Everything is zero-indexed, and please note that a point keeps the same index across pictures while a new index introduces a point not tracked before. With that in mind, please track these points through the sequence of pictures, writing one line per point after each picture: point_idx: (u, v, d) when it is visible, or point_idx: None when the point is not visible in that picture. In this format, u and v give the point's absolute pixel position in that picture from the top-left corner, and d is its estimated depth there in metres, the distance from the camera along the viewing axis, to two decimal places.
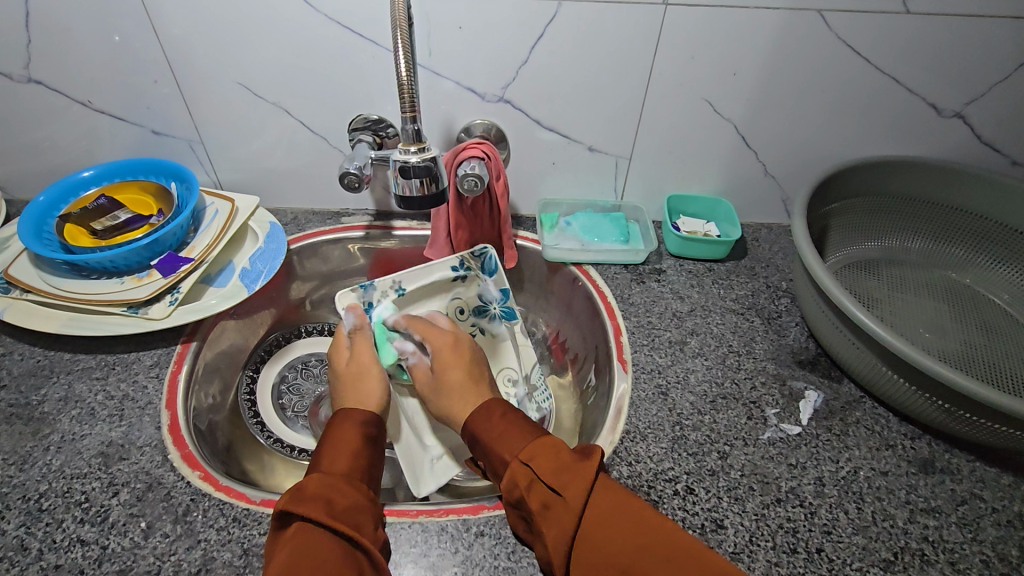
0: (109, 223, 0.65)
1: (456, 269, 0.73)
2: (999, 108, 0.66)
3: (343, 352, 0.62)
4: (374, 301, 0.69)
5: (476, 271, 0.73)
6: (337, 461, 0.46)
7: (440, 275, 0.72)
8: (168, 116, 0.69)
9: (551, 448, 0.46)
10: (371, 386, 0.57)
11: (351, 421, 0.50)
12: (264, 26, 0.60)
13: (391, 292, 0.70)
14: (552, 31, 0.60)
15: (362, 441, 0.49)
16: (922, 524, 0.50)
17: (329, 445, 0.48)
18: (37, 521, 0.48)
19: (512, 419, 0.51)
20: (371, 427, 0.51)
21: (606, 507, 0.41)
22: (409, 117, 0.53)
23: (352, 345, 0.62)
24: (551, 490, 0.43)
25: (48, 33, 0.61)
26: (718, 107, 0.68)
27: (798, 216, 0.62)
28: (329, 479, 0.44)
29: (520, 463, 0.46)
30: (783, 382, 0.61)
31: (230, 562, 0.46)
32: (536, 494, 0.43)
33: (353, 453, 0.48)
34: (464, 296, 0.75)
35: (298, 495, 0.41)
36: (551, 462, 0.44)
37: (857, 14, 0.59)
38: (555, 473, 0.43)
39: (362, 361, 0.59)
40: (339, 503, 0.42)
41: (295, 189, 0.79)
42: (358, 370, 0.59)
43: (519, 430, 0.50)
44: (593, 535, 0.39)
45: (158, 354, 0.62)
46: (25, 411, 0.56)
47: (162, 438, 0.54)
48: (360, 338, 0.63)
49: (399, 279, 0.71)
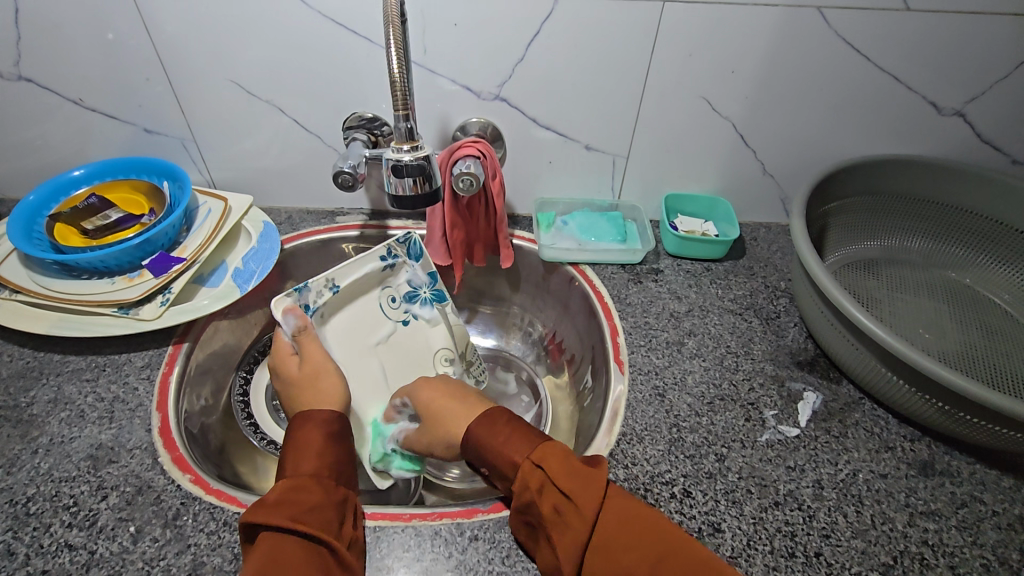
0: (100, 223, 0.65)
1: (384, 258, 0.67)
2: (1000, 107, 0.65)
3: (289, 359, 0.56)
4: (311, 302, 0.62)
5: (403, 256, 0.69)
6: (304, 462, 0.45)
7: (369, 267, 0.67)
8: (160, 114, 0.68)
9: (561, 452, 0.44)
10: (328, 382, 0.54)
11: (314, 420, 0.49)
12: (257, 23, 0.60)
13: (326, 291, 0.63)
14: (549, 28, 0.60)
15: (329, 437, 0.48)
16: (922, 527, 0.49)
17: (294, 447, 0.47)
18: (24, 526, 0.47)
19: (515, 425, 0.48)
20: (335, 423, 0.49)
21: (618, 521, 0.40)
22: (402, 115, 0.52)
23: (301, 348, 0.57)
24: (563, 496, 0.41)
25: (38, 30, 0.60)
26: (717, 105, 0.67)
27: (797, 215, 0.61)
28: (295, 483, 0.43)
29: (530, 464, 0.44)
30: (781, 384, 0.60)
31: (219, 567, 0.45)
32: (547, 500, 0.42)
33: (321, 451, 0.47)
34: (395, 284, 0.70)
35: (262, 503, 0.40)
36: (564, 465, 0.43)
37: (857, 12, 0.58)
38: (568, 476, 0.42)
39: (318, 361, 0.55)
40: (305, 504, 0.41)
41: (289, 188, 0.78)
42: (315, 370, 0.55)
43: (525, 437, 0.46)
44: (606, 548, 0.39)
45: (149, 356, 0.61)
46: (13, 413, 0.55)
47: (153, 441, 0.54)
48: (307, 340, 0.57)
49: (333, 275, 0.64)
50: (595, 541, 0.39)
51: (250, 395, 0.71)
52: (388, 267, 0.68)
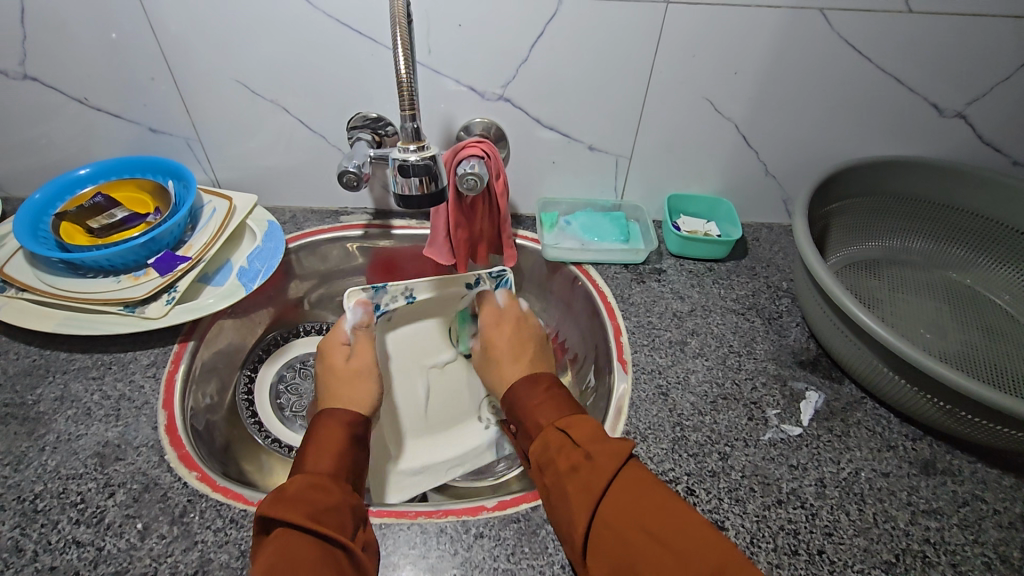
0: (105, 222, 0.65)
1: (469, 285, 0.69)
2: (1002, 108, 0.66)
3: (338, 350, 0.59)
4: (383, 304, 0.66)
5: (488, 289, 0.69)
6: (320, 462, 0.46)
7: (451, 289, 0.70)
8: (165, 114, 0.69)
9: (586, 421, 0.47)
10: (362, 388, 0.55)
11: (336, 420, 0.50)
12: (263, 24, 0.60)
13: (401, 298, 0.67)
14: (553, 29, 0.60)
15: (347, 441, 0.49)
16: (924, 526, 0.49)
17: (312, 447, 0.47)
18: (32, 522, 0.48)
19: (553, 393, 0.52)
20: (357, 427, 0.50)
21: (634, 478, 0.42)
22: (409, 115, 0.52)
23: (353, 343, 0.60)
24: (583, 454, 0.43)
25: (44, 30, 0.60)
26: (719, 106, 0.67)
27: (800, 215, 0.62)
28: (312, 481, 0.43)
29: (553, 428, 0.47)
30: (784, 383, 0.60)
31: (227, 564, 0.46)
32: (567, 457, 0.44)
33: (338, 454, 0.47)
34: (465, 312, 0.72)
35: (279, 498, 0.41)
36: (586, 432, 0.45)
37: (859, 13, 0.59)
38: (590, 440, 0.44)
39: (362, 361, 0.57)
40: (321, 505, 0.41)
41: (293, 187, 0.78)
42: (355, 369, 0.56)
43: (558, 404, 0.50)
44: (620, 501, 0.40)
45: (155, 354, 0.62)
46: (20, 411, 0.56)
47: (159, 438, 0.54)
48: (362, 337, 0.61)
49: (412, 285, 0.68)
50: (610, 499, 0.40)
51: (254, 394, 0.71)
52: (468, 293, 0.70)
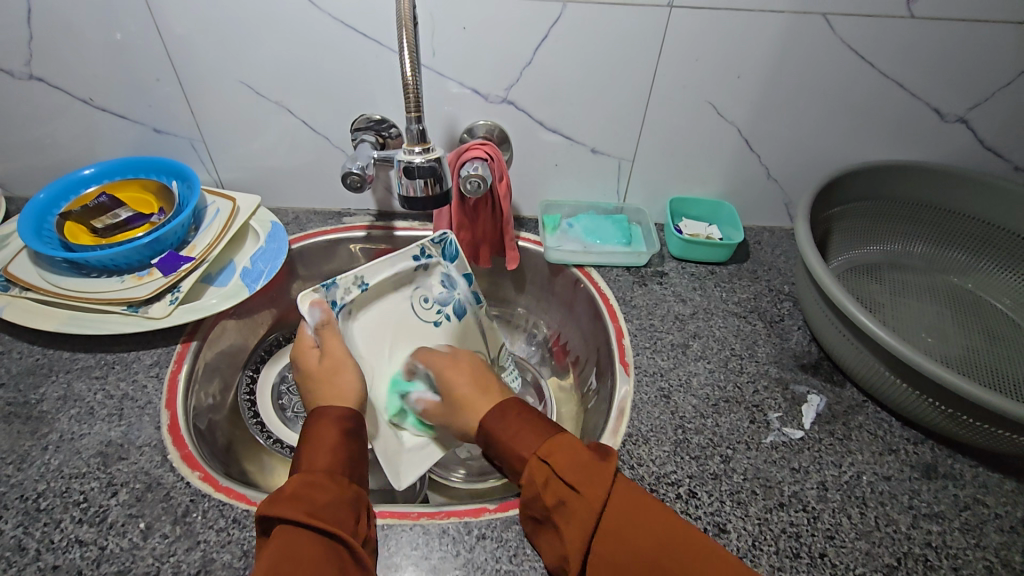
0: (109, 222, 0.65)
1: (416, 258, 0.68)
2: (1003, 114, 0.66)
3: (309, 352, 0.57)
4: (338, 298, 0.63)
5: (436, 257, 0.69)
6: (318, 459, 0.46)
7: (402, 266, 0.68)
8: (170, 115, 0.69)
9: (568, 446, 0.45)
10: (346, 379, 0.55)
11: (330, 417, 0.49)
12: (268, 27, 0.60)
13: (355, 289, 0.64)
14: (557, 33, 0.60)
15: (343, 435, 0.48)
16: (925, 530, 0.49)
17: (308, 445, 0.47)
18: (35, 521, 0.48)
19: (525, 417, 0.49)
20: (350, 420, 0.50)
21: (625, 506, 0.41)
22: (414, 117, 0.52)
23: (322, 342, 0.58)
24: (571, 490, 0.42)
25: (51, 31, 0.61)
26: (722, 110, 0.67)
27: (802, 220, 0.62)
28: (309, 478, 0.43)
29: (538, 459, 0.45)
30: (786, 386, 0.61)
31: (229, 563, 0.46)
32: (552, 492, 0.43)
33: (334, 448, 0.47)
34: (427, 284, 0.70)
35: (277, 497, 0.41)
36: (568, 461, 0.43)
37: (861, 18, 0.59)
38: (574, 471, 0.42)
39: (336, 355, 0.56)
40: (319, 502, 0.42)
41: (296, 189, 0.78)
42: (333, 365, 0.56)
43: (535, 430, 0.47)
44: (617, 531, 0.40)
45: (158, 354, 0.62)
46: (24, 410, 0.56)
47: (162, 438, 0.54)
48: (328, 335, 0.58)
49: (362, 272, 0.65)
50: (605, 531, 0.40)
51: (257, 394, 0.71)
52: (421, 266, 0.69)
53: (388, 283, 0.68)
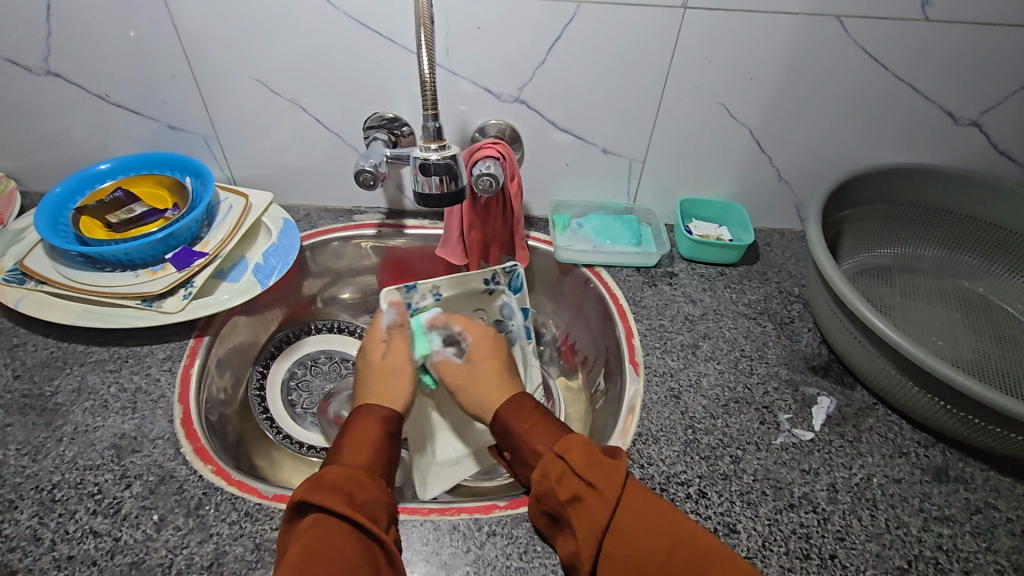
0: (124, 216, 0.65)
1: (487, 282, 0.71)
2: (1017, 117, 0.66)
3: (377, 346, 0.61)
4: (414, 301, 0.68)
5: (503, 286, 0.72)
6: (357, 454, 0.47)
7: (473, 286, 0.71)
8: (184, 111, 0.69)
9: (584, 444, 0.45)
10: (398, 382, 0.57)
11: (374, 415, 0.51)
12: (283, 26, 0.61)
13: (429, 296, 0.69)
14: (570, 32, 0.60)
15: (385, 434, 0.50)
16: (937, 532, 0.49)
17: (349, 440, 0.48)
18: (49, 512, 0.48)
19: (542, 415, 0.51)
20: (394, 423, 0.51)
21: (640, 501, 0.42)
22: (431, 115, 0.53)
23: (390, 340, 0.62)
24: (587, 485, 0.43)
25: (69, 27, 0.61)
26: (734, 112, 0.68)
27: (814, 221, 0.62)
28: (348, 471, 0.44)
29: (553, 455, 0.46)
30: (796, 388, 0.61)
31: (242, 557, 0.46)
32: (565, 488, 0.43)
33: (374, 446, 0.48)
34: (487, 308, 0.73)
35: (319, 486, 0.41)
36: (585, 457, 0.44)
37: (876, 21, 0.59)
38: (591, 466, 0.43)
39: (397, 358, 0.59)
40: (358, 496, 0.42)
41: (307, 186, 0.79)
42: (392, 366, 0.59)
43: (548, 429, 0.50)
44: (627, 531, 0.41)
45: (171, 348, 0.62)
46: (38, 402, 0.56)
47: (175, 431, 0.55)
48: (397, 335, 0.63)
49: (438, 283, 0.69)
50: (619, 524, 0.41)
51: (266, 390, 0.72)
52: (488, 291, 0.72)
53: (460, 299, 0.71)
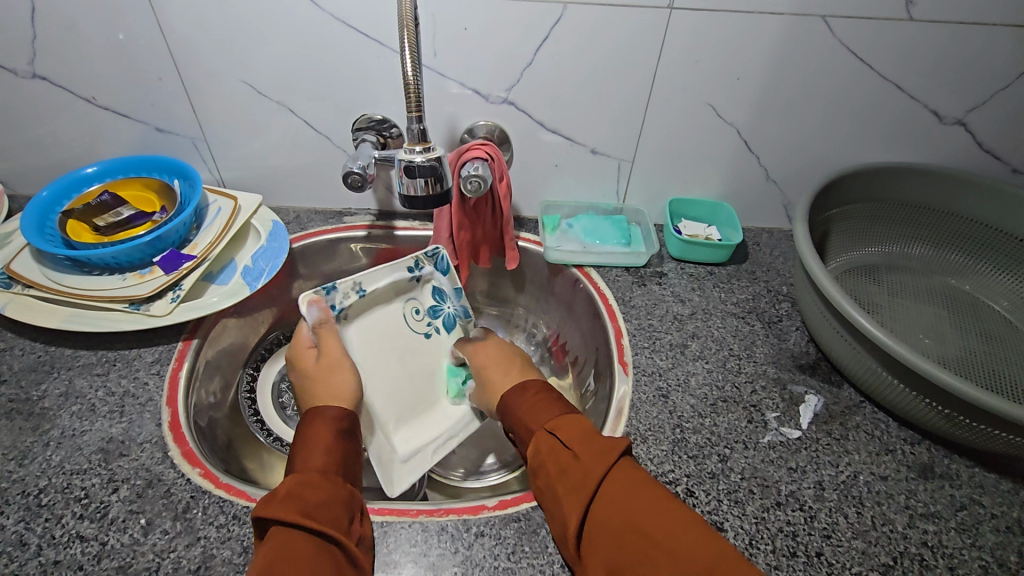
0: (112, 220, 0.65)
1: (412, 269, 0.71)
2: (1001, 116, 0.67)
3: (306, 351, 0.60)
4: (337, 302, 0.65)
5: (430, 270, 0.71)
6: (311, 458, 0.47)
7: (396, 276, 0.70)
8: (172, 114, 0.69)
9: (577, 421, 0.48)
10: (340, 379, 0.57)
11: (324, 416, 0.51)
12: (271, 27, 0.61)
13: (353, 294, 0.66)
14: (558, 33, 0.61)
15: (337, 435, 0.50)
16: (922, 529, 0.50)
17: (302, 445, 0.48)
18: (36, 517, 0.48)
19: (543, 395, 0.53)
20: (344, 421, 0.52)
21: (623, 478, 0.42)
22: (415, 117, 0.53)
23: (318, 341, 0.61)
24: (572, 455, 0.45)
25: (55, 30, 0.61)
26: (722, 112, 0.68)
27: (800, 221, 0.62)
28: (304, 479, 0.44)
29: (544, 432, 0.48)
30: (783, 386, 0.61)
31: (229, 560, 0.46)
32: (557, 458, 0.45)
33: (328, 449, 0.48)
34: (420, 296, 0.72)
35: (272, 498, 0.41)
36: (577, 432, 0.47)
37: (862, 20, 0.59)
38: (579, 440, 0.46)
39: (333, 355, 0.60)
40: (314, 501, 0.42)
41: (297, 188, 0.79)
42: (330, 365, 0.59)
43: (549, 403, 0.52)
44: (611, 502, 0.41)
45: (160, 352, 0.62)
46: (25, 407, 0.56)
47: (162, 435, 0.54)
48: (325, 334, 0.61)
49: (360, 279, 0.67)
50: (604, 495, 0.42)
51: (257, 392, 0.72)
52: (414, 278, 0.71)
53: (386, 293, 0.70)
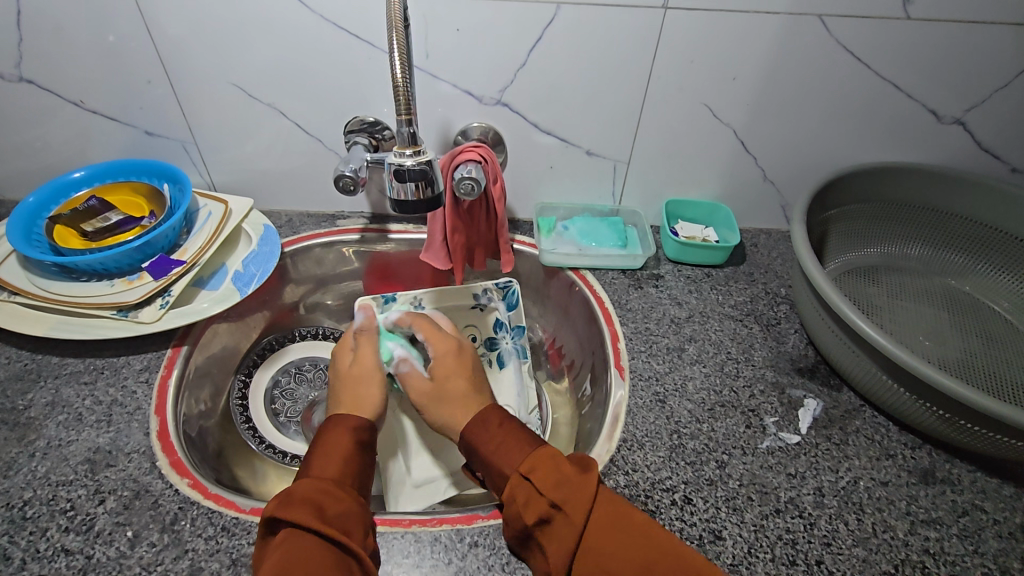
0: (100, 225, 0.65)
1: (477, 297, 0.75)
2: (999, 116, 0.66)
3: (346, 355, 0.61)
4: (392, 314, 0.72)
5: (495, 301, 0.75)
6: (328, 467, 0.46)
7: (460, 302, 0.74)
8: (162, 117, 0.68)
9: (550, 460, 0.44)
10: (368, 390, 0.56)
11: (344, 426, 0.50)
12: (260, 29, 0.60)
13: (410, 308, 0.73)
14: (551, 34, 0.60)
15: (356, 446, 0.49)
16: (923, 536, 0.49)
17: (322, 450, 0.48)
18: (20, 530, 0.47)
19: (510, 430, 0.49)
20: (365, 432, 0.51)
21: (606, 523, 0.41)
22: (405, 120, 0.52)
23: (357, 347, 0.62)
24: (549, 504, 0.42)
25: (41, 33, 0.60)
26: (718, 112, 0.67)
27: (798, 222, 0.61)
28: (320, 484, 0.43)
29: (517, 476, 0.44)
30: (782, 391, 0.60)
31: (218, 573, 0.45)
32: (533, 509, 0.42)
33: (345, 458, 0.48)
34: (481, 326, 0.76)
35: (289, 501, 0.41)
36: (550, 476, 0.43)
37: (859, 20, 0.59)
38: (556, 488, 0.42)
39: (366, 364, 0.59)
40: (331, 510, 0.41)
41: (289, 192, 0.78)
42: (360, 374, 0.58)
43: (517, 442, 0.48)
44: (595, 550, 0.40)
45: (149, 359, 0.61)
46: (11, 416, 0.55)
47: (150, 445, 0.53)
48: (365, 340, 0.62)
49: (420, 296, 0.73)
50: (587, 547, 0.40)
51: (248, 399, 0.71)
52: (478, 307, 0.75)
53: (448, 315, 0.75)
